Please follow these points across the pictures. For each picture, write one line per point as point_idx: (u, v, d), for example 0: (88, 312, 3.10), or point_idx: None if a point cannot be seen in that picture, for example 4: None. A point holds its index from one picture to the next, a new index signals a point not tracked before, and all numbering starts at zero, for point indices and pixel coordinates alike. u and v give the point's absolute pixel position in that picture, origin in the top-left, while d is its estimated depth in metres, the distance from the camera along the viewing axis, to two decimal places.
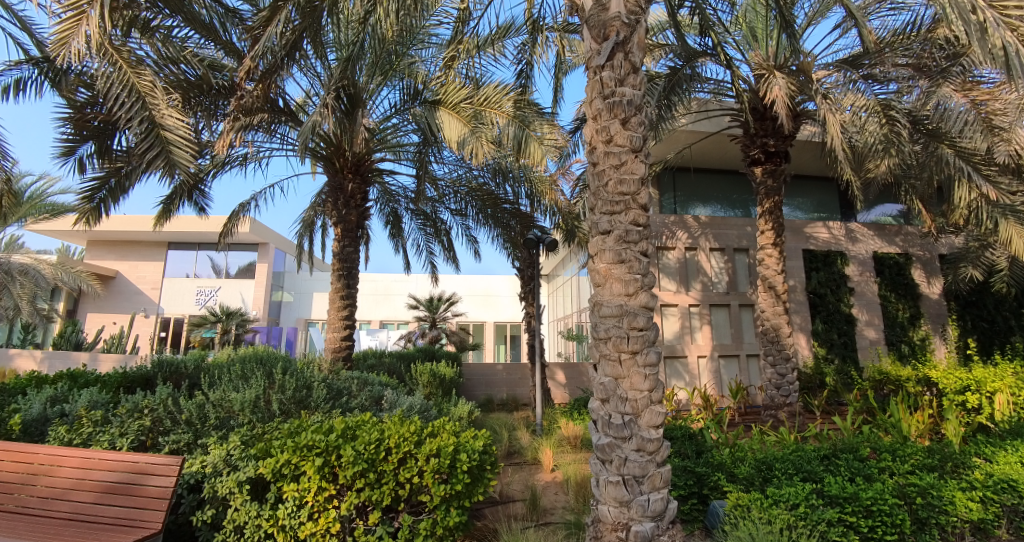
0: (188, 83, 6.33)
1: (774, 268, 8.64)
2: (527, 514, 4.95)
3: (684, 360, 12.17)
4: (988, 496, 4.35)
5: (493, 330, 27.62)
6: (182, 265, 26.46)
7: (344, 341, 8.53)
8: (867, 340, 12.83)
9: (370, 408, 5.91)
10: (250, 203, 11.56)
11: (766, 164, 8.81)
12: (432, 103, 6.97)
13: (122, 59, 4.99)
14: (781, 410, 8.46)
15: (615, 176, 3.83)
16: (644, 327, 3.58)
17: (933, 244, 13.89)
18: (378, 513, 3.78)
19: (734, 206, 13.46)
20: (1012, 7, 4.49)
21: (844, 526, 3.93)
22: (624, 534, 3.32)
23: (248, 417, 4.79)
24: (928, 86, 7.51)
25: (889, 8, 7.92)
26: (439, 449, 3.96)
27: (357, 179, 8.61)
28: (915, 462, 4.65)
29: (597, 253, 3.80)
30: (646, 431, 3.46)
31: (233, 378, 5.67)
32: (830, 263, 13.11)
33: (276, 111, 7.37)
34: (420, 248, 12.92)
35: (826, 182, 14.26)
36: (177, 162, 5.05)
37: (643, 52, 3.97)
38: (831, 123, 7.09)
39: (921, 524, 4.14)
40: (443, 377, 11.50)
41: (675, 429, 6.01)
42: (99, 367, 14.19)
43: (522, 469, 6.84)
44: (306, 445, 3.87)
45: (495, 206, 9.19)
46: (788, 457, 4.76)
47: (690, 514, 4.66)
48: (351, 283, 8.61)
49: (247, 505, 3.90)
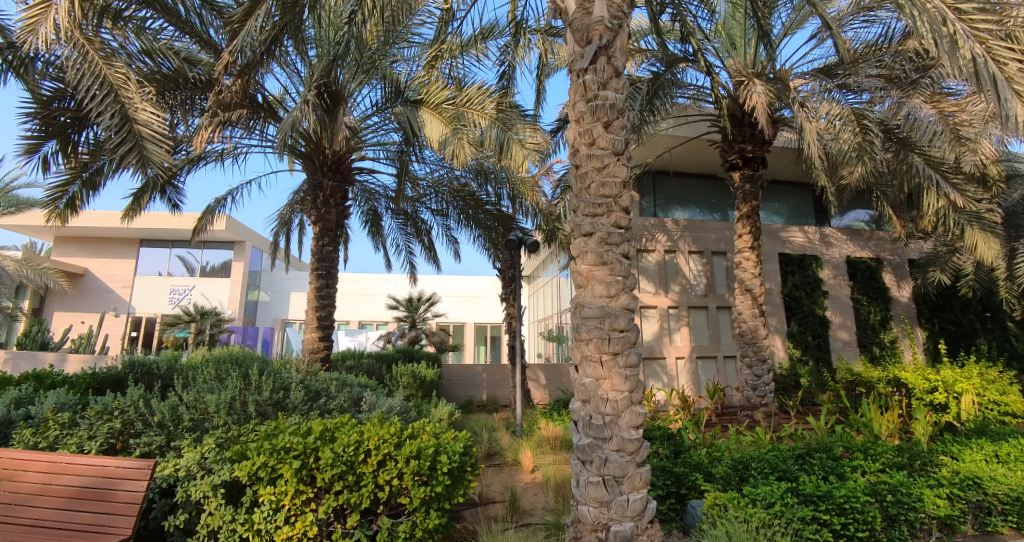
0: (163, 76, 6.19)
1: (751, 271, 8.78)
2: (506, 515, 4.94)
3: (663, 361, 12.27)
4: (954, 493, 4.52)
5: (473, 331, 27.56)
6: (155, 263, 25.75)
7: (323, 342, 8.42)
8: (840, 342, 13.14)
9: (349, 409, 5.83)
10: (225, 199, 11.31)
11: (744, 170, 8.95)
12: (415, 103, 6.94)
13: (93, 49, 4.84)
14: (757, 410, 8.60)
15: (597, 179, 3.85)
16: (625, 329, 3.62)
17: (902, 249, 14.33)
18: (357, 516, 3.72)
19: (713, 210, 13.69)
20: (980, 20, 4.57)
21: (818, 524, 4.02)
22: (604, 534, 3.35)
23: (223, 419, 4.73)
24: (899, 96, 7.68)
25: (861, 21, 8.17)
26: (420, 450, 3.95)
27: (336, 178, 8.50)
28: (886, 461, 4.79)
29: (579, 254, 3.83)
30: (626, 431, 3.48)
31: (208, 379, 5.54)
32: (805, 267, 13.40)
33: (255, 107, 7.24)
34: (399, 248, 12.81)
35: (802, 187, 14.60)
36: (151, 159, 4.89)
37: (625, 56, 4.02)
38: (809, 130, 7.28)
39: (891, 521, 4.24)
40: (424, 379, 11.40)
41: (654, 430, 6.05)
42: (66, 368, 13.75)
43: (502, 470, 6.85)
44: (283, 447, 3.82)
45: (477, 207, 9.27)
46: (764, 457, 4.85)
47: (669, 514, 4.70)
48: (330, 283, 8.50)
49: (222, 509, 3.82)
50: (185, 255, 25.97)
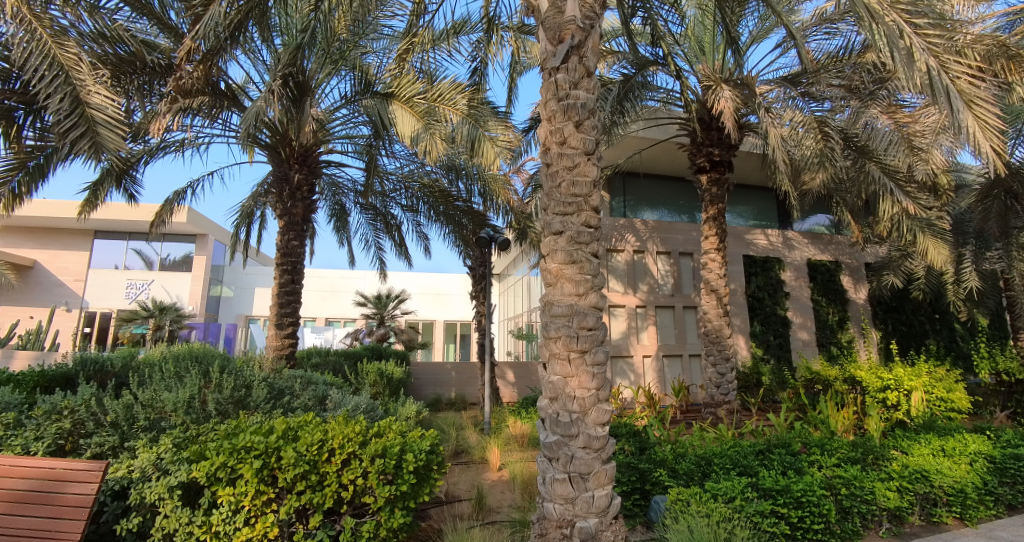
0: (118, 59, 5.92)
1: (716, 272, 8.98)
2: (472, 514, 4.92)
3: (630, 359, 12.44)
4: (904, 485, 4.72)
5: (442, 329, 27.41)
6: (110, 256, 24.70)
7: (288, 340, 8.23)
8: (801, 341, 13.60)
9: (314, 408, 5.72)
10: (185, 190, 10.91)
11: (712, 173, 9.13)
12: (386, 96, 6.83)
13: (41, 27, 4.60)
14: (721, 407, 8.81)
15: (568, 178, 3.87)
16: (593, 327, 3.65)
17: (859, 253, 14.91)
18: (320, 516, 3.65)
19: (681, 212, 13.98)
20: (934, 35, 4.75)
21: (776, 517, 4.14)
22: (568, 531, 3.37)
23: (181, 418, 4.59)
24: (858, 106, 8.02)
25: (823, 33, 8.46)
26: (385, 449, 3.89)
27: (304, 171, 8.30)
28: (841, 455, 4.97)
29: (549, 253, 3.83)
30: (593, 429, 3.51)
31: (165, 377, 5.34)
32: (768, 268, 13.78)
33: (217, 95, 7.00)
34: (369, 244, 12.62)
35: (766, 191, 15.03)
36: (105, 145, 4.65)
37: (597, 57, 4.06)
38: (774, 135, 7.51)
39: (845, 513, 4.41)
40: (391, 377, 11.26)
41: (620, 426, 6.15)
42: (11, 365, 13.04)
43: (469, 469, 6.83)
44: (244, 447, 3.71)
45: (448, 203, 9.04)
46: (726, 453, 4.97)
47: (633, 509, 4.78)
48: (296, 279, 8.32)
49: (178, 511, 3.70)
50: (143, 249, 24.86)
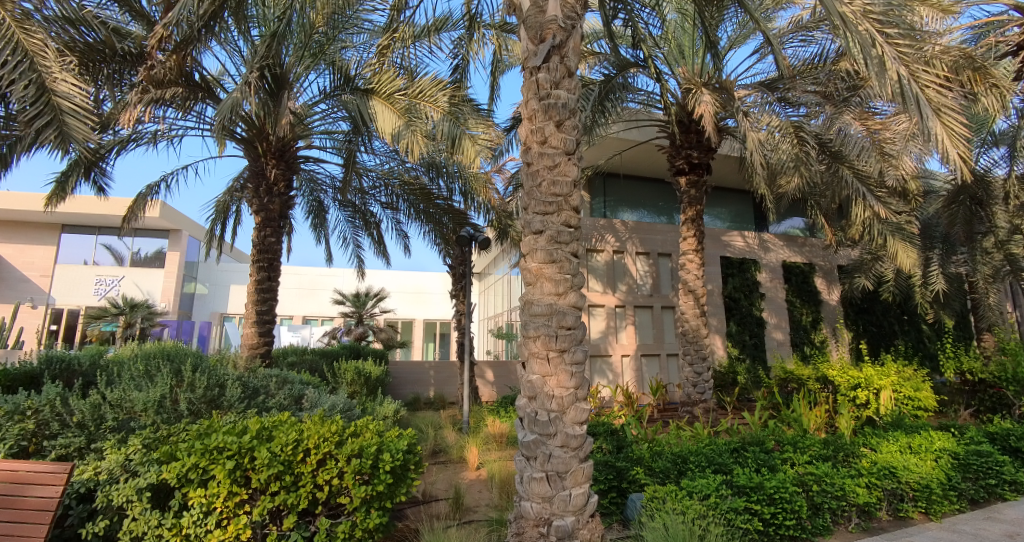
0: (87, 46, 5.73)
1: (694, 273, 9.10)
2: (450, 513, 4.90)
3: (609, 358, 12.53)
4: (873, 481, 4.85)
5: (422, 328, 27.27)
6: (79, 251, 23.97)
7: (263, 338, 8.08)
8: (775, 341, 13.88)
9: (289, 407, 5.64)
10: (158, 184, 10.64)
11: (690, 175, 9.25)
12: (365, 92, 6.76)
13: (4, 10, 4.42)
14: (697, 406, 8.94)
15: (549, 177, 3.87)
16: (572, 326, 3.66)
17: (833, 255, 15.26)
18: (294, 517, 3.59)
19: (660, 214, 14.15)
20: (904, 44, 4.89)
21: (749, 514, 4.21)
22: (546, 529, 3.37)
23: (151, 418, 4.47)
24: (831, 112, 8.27)
25: (800, 40, 8.66)
26: (361, 449, 3.84)
27: (280, 166, 8.15)
28: (813, 453, 5.09)
29: (529, 252, 3.83)
30: (571, 427, 3.52)
31: (135, 376, 5.19)
32: (744, 270, 14.02)
33: (191, 86, 6.83)
34: (347, 241, 12.47)
35: (743, 194, 15.30)
36: (72, 135, 4.49)
37: (578, 57, 4.07)
38: (752, 139, 7.64)
39: (816, 509, 4.50)
40: (369, 375, 11.15)
41: (598, 425, 6.20)
42: None
43: (446, 468, 6.81)
44: (216, 448, 3.63)
45: (428, 202, 9.07)
46: (702, 451, 5.05)
47: (610, 508, 4.81)
48: (272, 276, 8.19)
49: (147, 514, 3.61)
50: (113, 243, 24.20)
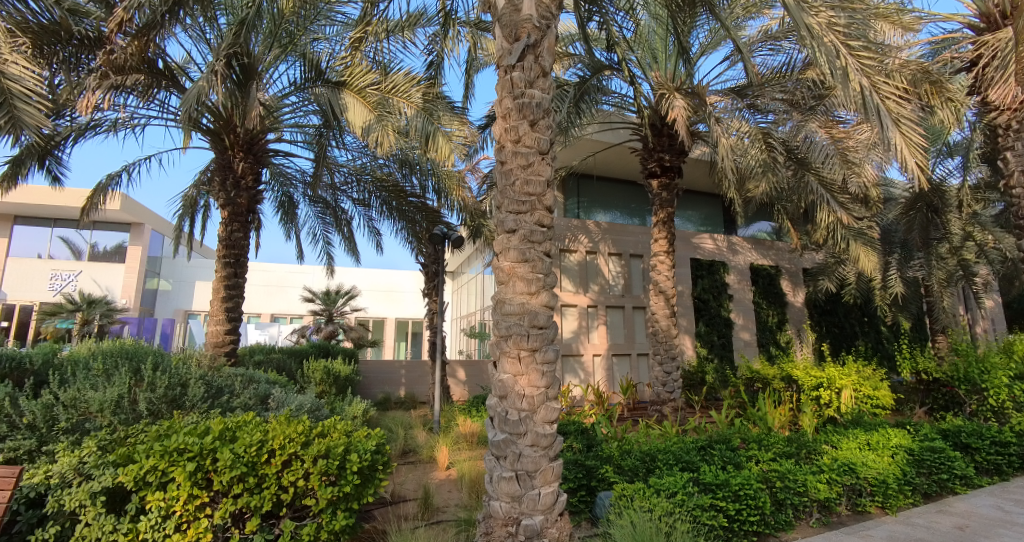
0: (41, 28, 5.47)
1: (665, 274, 9.23)
2: (418, 514, 4.86)
3: (581, 358, 12.63)
4: (833, 478, 5.01)
5: (394, 327, 27.00)
6: (33, 244, 22.96)
7: (229, 336, 7.86)
8: (742, 341, 14.21)
9: (254, 407, 5.52)
10: (118, 175, 10.24)
11: (662, 178, 9.39)
12: (337, 85, 6.65)
13: None
14: (666, 405, 9.09)
15: (522, 177, 3.87)
16: (543, 326, 3.67)
17: (798, 259, 15.70)
18: (258, 520, 3.50)
19: (632, 215, 14.35)
20: (865, 56, 5.04)
21: (715, 510, 4.29)
22: (514, 528, 3.38)
23: (108, 420, 4.32)
24: (799, 120, 8.38)
25: (769, 49, 8.81)
26: (328, 449, 3.78)
27: (248, 159, 7.94)
28: (777, 450, 5.23)
29: (501, 251, 3.83)
30: (541, 427, 3.53)
31: (91, 375, 4.98)
32: (713, 271, 14.32)
33: (154, 74, 6.58)
34: (317, 238, 12.26)
35: (713, 198, 15.63)
36: (24, 122, 4.28)
37: (552, 57, 4.08)
38: (723, 144, 7.79)
39: (779, 505, 4.63)
40: (339, 375, 10.98)
41: (569, 424, 6.24)
42: None
43: (416, 468, 6.76)
44: (176, 449, 3.51)
45: (401, 199, 9.04)
46: (670, 449, 5.13)
47: (579, 506, 4.84)
48: (239, 272, 7.99)
49: (101, 519, 3.47)
50: (70, 236, 23.33)
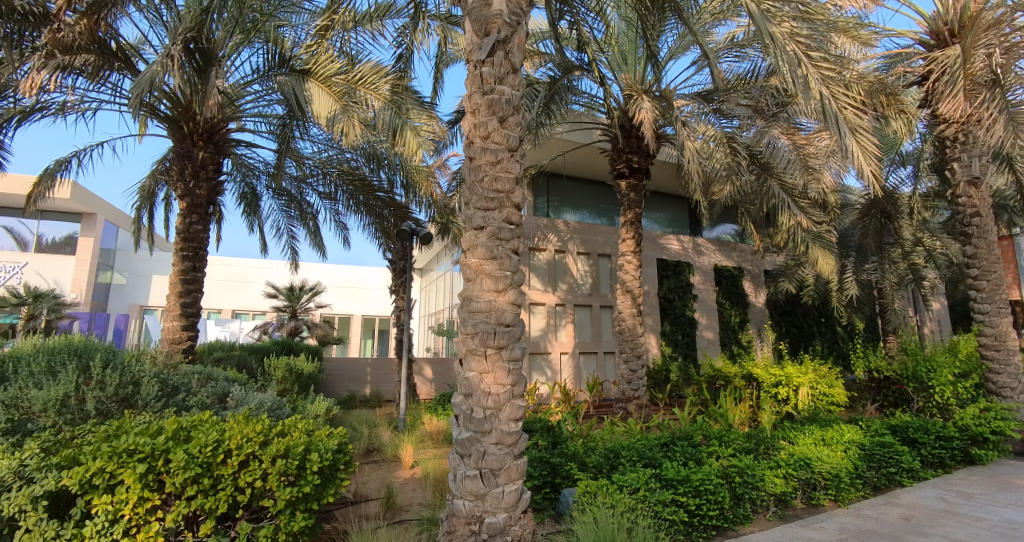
0: None
1: (632, 273, 9.37)
2: (380, 513, 4.80)
3: (548, 356, 12.70)
4: (790, 472, 5.17)
5: (360, 323, 26.61)
6: None
7: (186, 333, 7.58)
8: (706, 340, 14.57)
9: (212, 406, 5.35)
10: (68, 162, 9.76)
11: (630, 179, 9.52)
12: (301, 74, 6.47)
13: None
14: (631, 402, 9.24)
15: (491, 173, 3.85)
16: (510, 324, 3.66)
17: (760, 260, 16.18)
18: (212, 522, 3.38)
19: (601, 215, 14.52)
20: (824, 65, 5.21)
21: (676, 506, 4.37)
22: (477, 527, 3.37)
23: (52, 420, 4.15)
24: (762, 126, 8.53)
25: (734, 56, 9.02)
26: (287, 449, 3.69)
27: (209, 148, 7.67)
28: (737, 446, 5.37)
29: (469, 248, 3.82)
30: (506, 424, 3.52)
31: (35, 372, 4.72)
32: (679, 272, 14.61)
33: (105, 55, 6.27)
34: (280, 231, 11.96)
35: (680, 200, 15.96)
36: None
37: (522, 54, 4.07)
38: (689, 147, 7.94)
39: (738, 500, 4.75)
40: (301, 372, 10.76)
41: (535, 422, 6.25)
42: None
43: (380, 467, 6.69)
44: (125, 450, 3.36)
45: (369, 193, 8.83)
46: (634, 446, 5.21)
47: (543, 503, 4.88)
48: (197, 266, 7.72)
49: (43, 525, 3.30)
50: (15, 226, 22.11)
